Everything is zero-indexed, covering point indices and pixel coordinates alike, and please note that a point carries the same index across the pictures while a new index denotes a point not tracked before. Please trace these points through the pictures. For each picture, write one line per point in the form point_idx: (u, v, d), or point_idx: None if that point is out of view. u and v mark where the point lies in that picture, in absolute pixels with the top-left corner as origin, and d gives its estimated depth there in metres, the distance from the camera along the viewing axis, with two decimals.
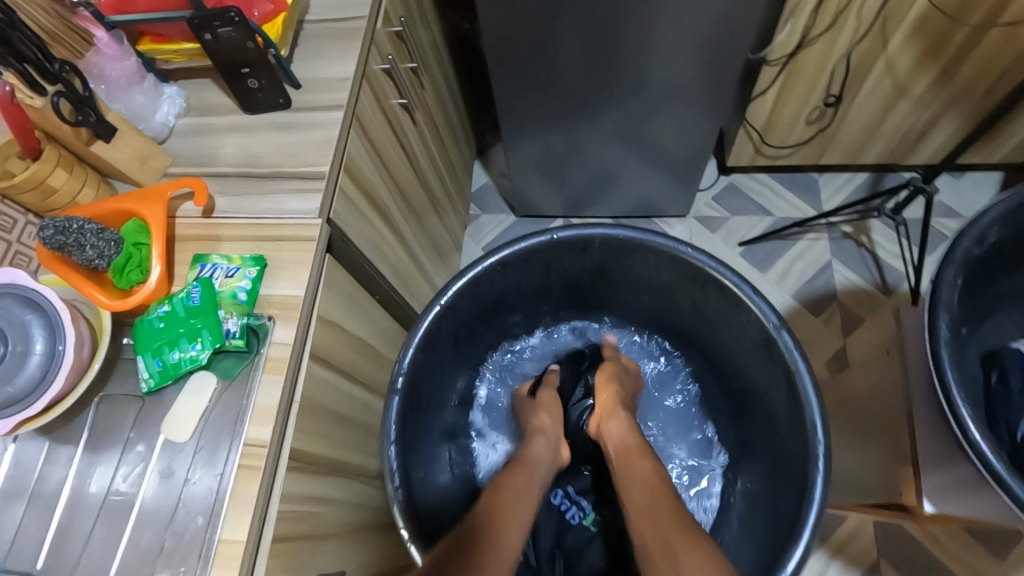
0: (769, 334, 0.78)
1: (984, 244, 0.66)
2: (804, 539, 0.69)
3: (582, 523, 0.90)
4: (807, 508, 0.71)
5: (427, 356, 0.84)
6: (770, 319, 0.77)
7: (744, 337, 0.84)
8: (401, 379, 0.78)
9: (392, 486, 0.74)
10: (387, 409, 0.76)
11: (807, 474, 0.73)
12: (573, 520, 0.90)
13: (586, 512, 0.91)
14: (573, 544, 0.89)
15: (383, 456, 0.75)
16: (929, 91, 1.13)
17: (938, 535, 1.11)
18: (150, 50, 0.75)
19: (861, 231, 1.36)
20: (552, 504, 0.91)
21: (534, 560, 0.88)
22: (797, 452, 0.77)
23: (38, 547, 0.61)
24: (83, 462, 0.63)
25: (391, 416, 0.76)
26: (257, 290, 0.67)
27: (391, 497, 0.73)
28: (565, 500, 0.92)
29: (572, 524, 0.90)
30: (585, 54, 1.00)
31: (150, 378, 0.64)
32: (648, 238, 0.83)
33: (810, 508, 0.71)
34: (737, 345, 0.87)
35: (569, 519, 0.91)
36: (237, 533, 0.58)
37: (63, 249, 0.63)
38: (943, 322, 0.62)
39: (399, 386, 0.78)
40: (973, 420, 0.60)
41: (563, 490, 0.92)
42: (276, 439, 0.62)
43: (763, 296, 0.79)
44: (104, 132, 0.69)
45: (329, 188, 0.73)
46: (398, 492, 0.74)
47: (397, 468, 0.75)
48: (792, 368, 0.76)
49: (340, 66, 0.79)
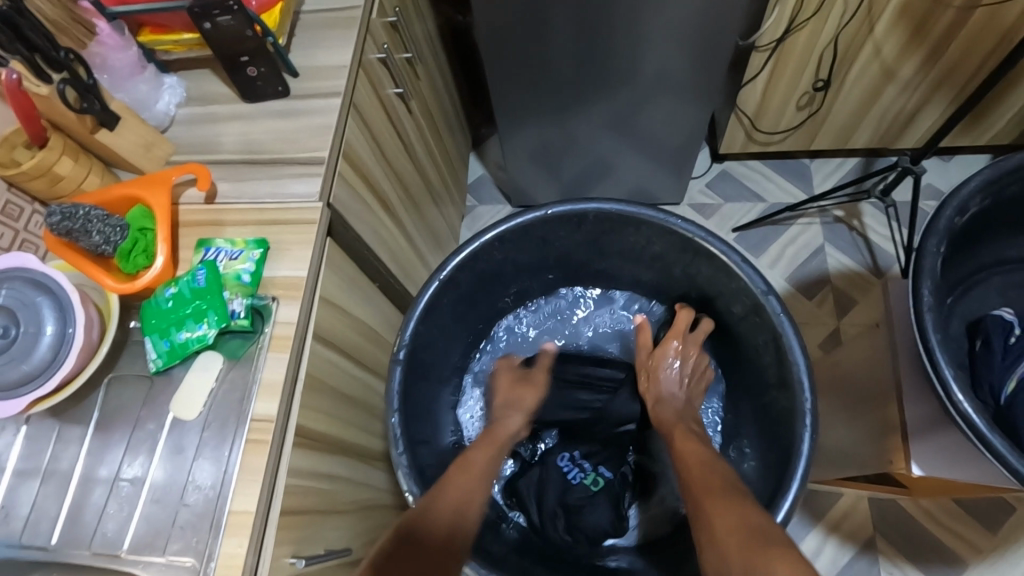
0: (758, 300, 0.80)
1: (966, 214, 0.68)
2: (792, 493, 0.72)
3: (583, 482, 0.91)
4: (796, 471, 0.74)
5: (429, 325, 0.86)
6: (758, 286, 0.79)
7: (734, 303, 0.86)
8: (403, 351, 0.80)
9: (397, 452, 0.76)
10: (391, 379, 0.78)
11: (795, 433, 0.76)
12: (575, 480, 0.91)
13: (588, 472, 0.92)
14: (574, 501, 0.89)
15: (387, 425, 0.77)
16: (915, 74, 1.15)
17: (931, 510, 1.13)
18: (150, 41, 0.76)
19: (852, 215, 1.38)
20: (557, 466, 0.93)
21: (538, 520, 0.90)
22: (788, 421, 0.79)
23: (53, 524, 0.62)
24: (94, 442, 0.65)
25: (394, 386, 0.78)
26: (261, 272, 0.69)
27: (396, 464, 0.75)
28: (569, 463, 0.94)
29: (573, 484, 0.91)
30: (579, 42, 1.02)
31: (157, 359, 0.65)
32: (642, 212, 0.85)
33: (798, 463, 0.73)
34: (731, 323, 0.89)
35: (570, 479, 0.91)
36: (246, 504, 0.59)
37: (71, 234, 0.64)
38: (927, 290, 0.65)
39: (402, 357, 0.80)
40: (957, 383, 0.62)
41: (567, 454, 0.95)
42: (282, 415, 0.64)
43: (752, 264, 0.81)
44: (109, 120, 0.70)
45: (328, 173, 0.75)
46: (402, 458, 0.76)
47: (402, 435, 0.76)
48: (781, 333, 0.78)
49: (337, 55, 0.80)
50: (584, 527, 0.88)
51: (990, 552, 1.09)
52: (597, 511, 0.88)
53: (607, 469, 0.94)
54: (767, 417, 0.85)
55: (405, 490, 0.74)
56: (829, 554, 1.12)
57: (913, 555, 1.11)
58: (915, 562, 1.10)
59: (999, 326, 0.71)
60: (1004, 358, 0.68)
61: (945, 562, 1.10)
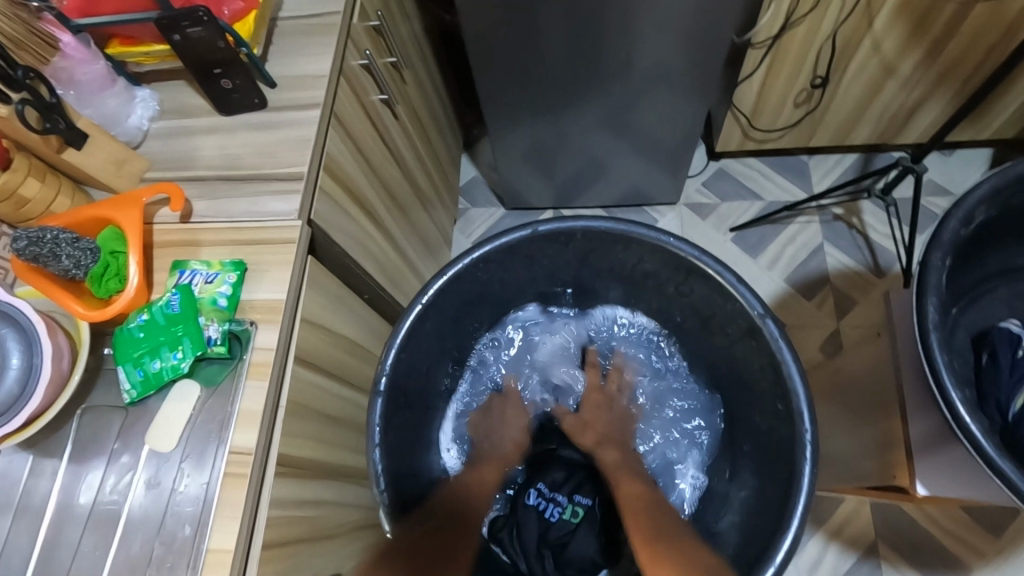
0: (755, 323, 0.78)
1: (971, 224, 0.66)
2: (793, 528, 0.70)
3: (562, 517, 0.87)
4: (795, 494, 0.72)
5: (414, 348, 0.83)
6: (754, 307, 0.77)
7: (729, 322, 0.83)
8: (385, 378, 0.77)
9: (378, 487, 0.73)
10: (372, 410, 0.75)
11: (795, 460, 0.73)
12: (553, 517, 0.87)
13: (565, 505, 0.88)
14: (557, 539, 0.85)
15: (369, 458, 0.74)
16: (915, 70, 1.12)
17: (934, 514, 1.11)
18: (119, 53, 0.72)
19: (852, 213, 1.35)
20: (528, 504, 0.88)
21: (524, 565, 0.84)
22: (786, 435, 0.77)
23: (26, 560, 0.60)
24: (68, 474, 0.63)
25: (376, 416, 0.75)
26: (238, 295, 0.66)
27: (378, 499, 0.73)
28: (541, 499, 0.89)
29: (553, 521, 0.86)
30: (569, 43, 0.99)
31: (132, 389, 0.63)
32: (631, 228, 0.82)
33: (799, 498, 0.71)
34: (726, 335, 0.86)
35: (548, 516, 0.87)
36: (225, 542, 0.57)
37: (39, 259, 0.62)
38: (931, 306, 0.62)
39: (383, 387, 0.77)
40: (963, 403, 0.59)
41: (536, 489, 0.90)
42: (263, 445, 0.61)
43: (747, 282, 0.78)
44: (76, 139, 0.68)
45: (308, 189, 0.72)
46: (383, 495, 0.73)
47: (383, 469, 0.74)
48: (778, 356, 0.76)
49: (317, 63, 0.77)
50: (571, 563, 0.84)
51: (994, 557, 1.08)
52: (580, 541, 0.84)
53: (584, 495, 0.90)
54: (764, 432, 0.83)
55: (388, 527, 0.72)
56: (831, 561, 1.10)
57: (916, 560, 1.09)
58: (919, 567, 1.09)
59: (1006, 340, 0.68)
60: (1011, 375, 0.66)
61: (948, 567, 1.08)
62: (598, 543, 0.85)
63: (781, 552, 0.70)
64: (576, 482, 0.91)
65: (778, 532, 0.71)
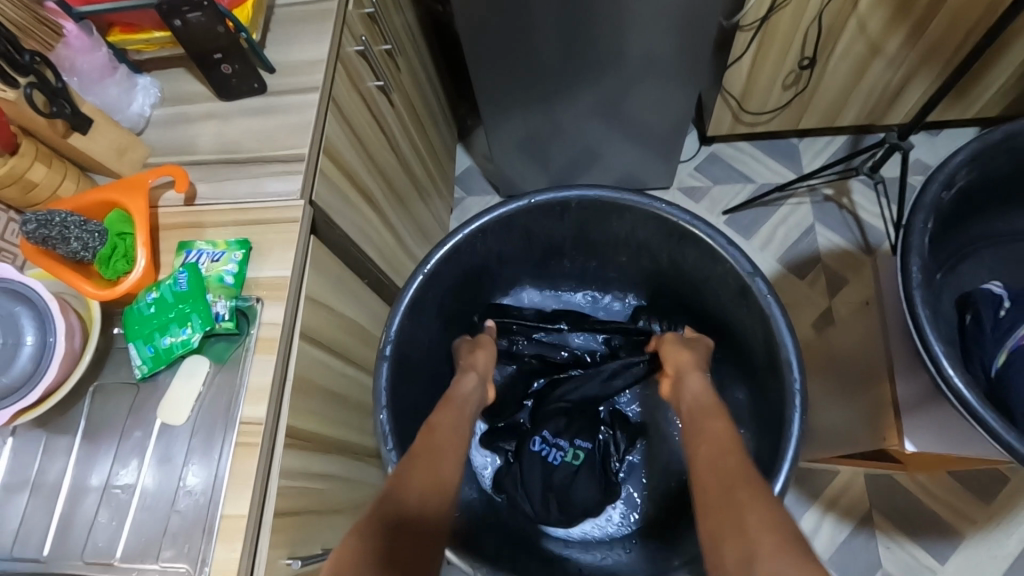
0: (745, 282, 0.80)
1: (953, 187, 0.68)
2: (783, 472, 0.71)
3: (565, 461, 0.89)
4: (786, 442, 0.73)
5: (416, 318, 0.85)
6: (743, 267, 0.79)
7: (721, 287, 0.86)
8: (390, 347, 0.79)
9: (386, 448, 0.74)
10: (378, 376, 0.77)
11: (784, 412, 0.75)
12: (556, 461, 0.89)
13: (567, 450, 0.90)
14: (560, 482, 0.88)
15: (375, 422, 0.75)
16: (900, 49, 1.14)
17: (925, 483, 1.14)
18: (120, 41, 0.74)
19: (842, 193, 1.37)
20: (532, 451, 0.90)
21: (532, 509, 0.87)
22: (778, 398, 0.78)
23: (44, 534, 0.61)
24: (81, 451, 0.64)
25: (381, 382, 0.77)
26: (244, 273, 0.68)
27: (386, 460, 0.74)
28: (544, 445, 0.90)
29: (556, 465, 0.89)
30: (559, 29, 1.00)
31: (143, 365, 0.64)
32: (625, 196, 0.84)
33: (789, 443, 0.72)
34: (719, 299, 0.88)
35: (551, 461, 0.89)
36: (239, 508, 0.59)
37: (48, 242, 0.63)
38: (915, 266, 0.64)
39: (388, 353, 0.79)
40: (946, 356, 0.62)
41: (540, 436, 0.91)
42: (272, 416, 0.63)
43: (736, 244, 0.81)
44: (81, 124, 0.69)
45: (309, 170, 0.74)
46: (392, 454, 0.74)
47: (390, 430, 0.75)
48: (767, 314, 0.78)
49: (313, 49, 0.79)
50: (575, 503, 0.87)
51: (985, 523, 1.10)
52: (583, 484, 0.87)
53: (585, 440, 0.91)
54: (757, 401, 0.86)
55: None
56: (827, 531, 1.13)
57: (910, 529, 1.12)
58: (912, 536, 1.11)
59: (989, 301, 0.71)
60: (994, 333, 0.69)
61: (940, 534, 1.11)
62: (600, 488, 0.88)
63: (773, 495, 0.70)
64: (576, 426, 0.92)
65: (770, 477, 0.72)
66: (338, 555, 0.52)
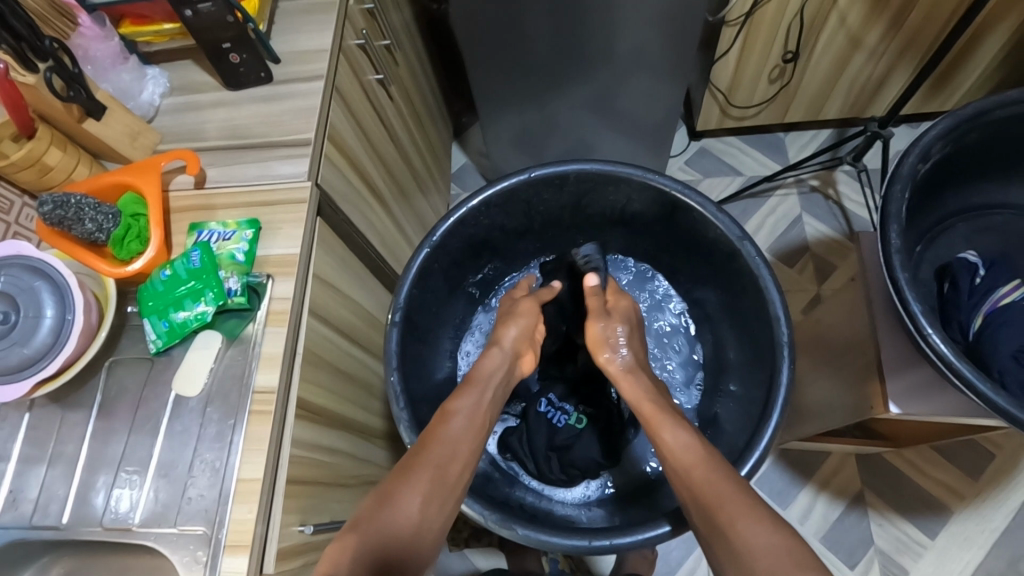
0: (734, 246, 0.84)
1: (929, 160, 0.72)
2: (773, 421, 0.76)
3: (568, 423, 0.94)
4: (776, 394, 0.78)
5: (423, 288, 0.89)
6: (732, 231, 0.83)
7: (713, 251, 0.90)
8: (399, 312, 0.83)
9: (398, 407, 0.78)
10: (388, 339, 0.81)
11: (776, 366, 0.80)
12: (560, 423, 0.94)
13: (571, 414, 0.95)
14: (562, 442, 0.92)
15: (386, 383, 0.79)
16: (880, 42, 1.19)
17: (915, 461, 1.17)
18: (132, 32, 0.77)
19: (828, 184, 1.42)
20: (539, 412, 0.95)
21: (534, 466, 0.93)
22: (768, 359, 0.83)
23: (63, 504, 0.63)
24: (98, 424, 0.66)
25: (391, 345, 0.80)
26: (254, 251, 0.70)
27: (398, 419, 0.78)
28: (550, 407, 0.96)
29: (559, 427, 0.93)
30: (552, 26, 1.04)
31: (157, 339, 0.66)
32: (619, 168, 0.87)
33: (778, 393, 0.78)
34: (711, 266, 0.92)
35: (555, 422, 0.94)
36: (253, 472, 0.61)
37: (64, 223, 0.65)
38: (894, 233, 0.68)
39: (398, 318, 0.83)
40: (925, 316, 0.65)
41: (546, 398, 0.97)
42: (283, 386, 0.65)
43: (724, 211, 0.85)
44: (95, 109, 0.72)
45: (316, 154, 0.76)
46: (404, 413, 0.78)
47: (401, 391, 0.79)
48: (756, 274, 0.82)
49: (317, 40, 0.82)
50: (574, 463, 0.91)
51: (973, 499, 1.13)
52: (584, 445, 0.91)
53: (587, 407, 0.97)
54: (746, 376, 0.90)
55: (408, 442, 0.77)
56: (820, 511, 1.15)
57: (900, 506, 1.15)
58: (902, 513, 1.14)
59: (965, 269, 0.75)
60: (971, 298, 0.73)
61: (930, 510, 1.14)
62: (601, 448, 0.92)
63: (760, 450, 0.75)
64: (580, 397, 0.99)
65: (761, 425, 0.77)
66: (336, 554, 0.55)
